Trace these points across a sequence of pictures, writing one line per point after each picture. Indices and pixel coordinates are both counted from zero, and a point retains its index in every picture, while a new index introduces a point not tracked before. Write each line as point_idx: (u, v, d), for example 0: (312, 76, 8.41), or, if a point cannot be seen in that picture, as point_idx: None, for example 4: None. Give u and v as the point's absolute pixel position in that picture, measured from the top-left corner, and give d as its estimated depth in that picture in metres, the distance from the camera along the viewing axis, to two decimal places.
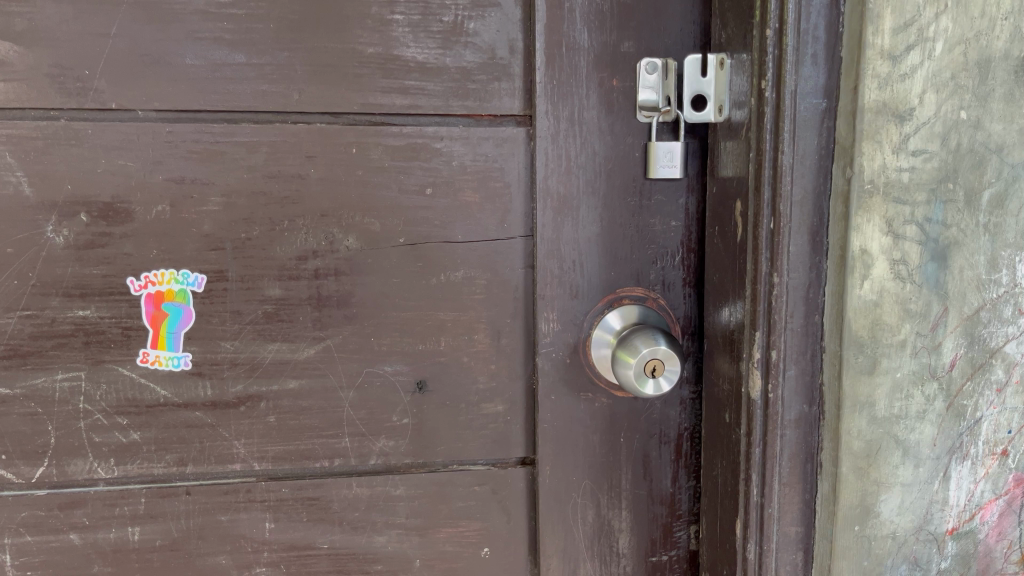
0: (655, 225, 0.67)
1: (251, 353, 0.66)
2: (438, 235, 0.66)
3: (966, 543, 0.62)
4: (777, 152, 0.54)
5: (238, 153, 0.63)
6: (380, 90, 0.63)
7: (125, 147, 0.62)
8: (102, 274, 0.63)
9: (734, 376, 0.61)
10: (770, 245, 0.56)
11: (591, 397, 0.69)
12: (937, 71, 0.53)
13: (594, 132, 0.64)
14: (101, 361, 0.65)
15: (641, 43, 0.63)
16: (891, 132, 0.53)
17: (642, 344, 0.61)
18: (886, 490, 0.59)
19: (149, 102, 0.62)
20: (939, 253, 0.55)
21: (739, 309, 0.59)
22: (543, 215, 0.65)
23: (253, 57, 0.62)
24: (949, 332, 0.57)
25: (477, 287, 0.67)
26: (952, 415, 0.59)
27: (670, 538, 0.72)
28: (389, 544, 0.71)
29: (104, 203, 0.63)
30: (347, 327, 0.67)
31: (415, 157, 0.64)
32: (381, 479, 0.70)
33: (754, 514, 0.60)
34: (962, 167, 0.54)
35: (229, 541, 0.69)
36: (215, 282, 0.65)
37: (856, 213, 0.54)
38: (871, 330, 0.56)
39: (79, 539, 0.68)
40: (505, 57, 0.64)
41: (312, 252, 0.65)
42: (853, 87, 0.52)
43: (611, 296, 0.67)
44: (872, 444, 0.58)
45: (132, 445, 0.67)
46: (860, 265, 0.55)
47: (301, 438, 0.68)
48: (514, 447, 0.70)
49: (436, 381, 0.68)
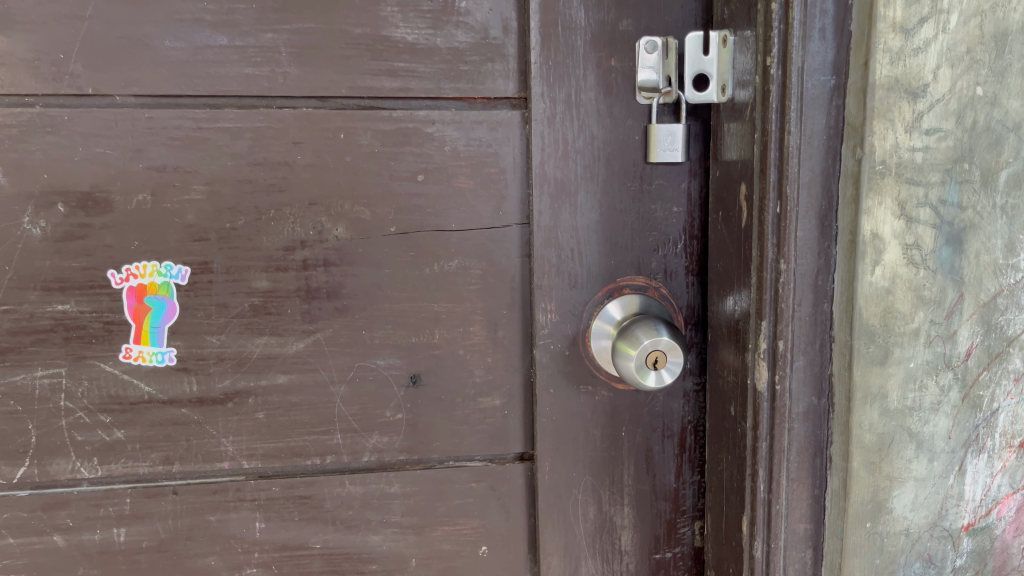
0: (656, 211, 0.64)
1: (239, 348, 0.64)
2: (431, 223, 0.63)
3: (983, 540, 0.60)
4: (784, 133, 0.51)
5: (221, 140, 0.61)
6: (369, 72, 0.61)
7: (103, 134, 0.60)
8: (82, 267, 0.61)
9: (739, 367, 0.59)
10: (776, 230, 0.53)
11: (590, 390, 0.66)
12: (952, 45, 0.50)
13: (592, 114, 0.62)
14: (82, 358, 0.62)
15: (640, 22, 0.60)
16: (904, 110, 0.50)
17: (644, 335, 0.59)
18: (899, 485, 0.57)
19: (128, 87, 0.59)
20: (954, 236, 0.53)
21: (744, 298, 0.57)
22: (540, 201, 0.62)
23: (235, 39, 0.59)
24: (965, 320, 0.54)
25: (472, 278, 0.65)
26: (968, 406, 0.56)
27: (675, 534, 0.70)
28: (384, 543, 0.69)
29: (83, 192, 0.60)
30: (337, 320, 0.64)
31: (407, 142, 0.62)
32: (375, 476, 0.68)
33: (762, 512, 0.58)
34: (978, 147, 0.52)
35: (218, 542, 0.67)
36: (200, 275, 0.62)
37: (867, 195, 0.52)
38: (883, 319, 0.53)
39: (63, 541, 0.66)
40: (498, 37, 0.61)
41: (300, 242, 0.63)
42: (863, 63, 0.50)
43: (611, 285, 0.65)
44: (885, 437, 0.56)
45: (116, 444, 0.64)
46: (871, 250, 0.52)
47: (292, 435, 0.66)
48: (512, 443, 0.68)
49: (431, 375, 0.66)
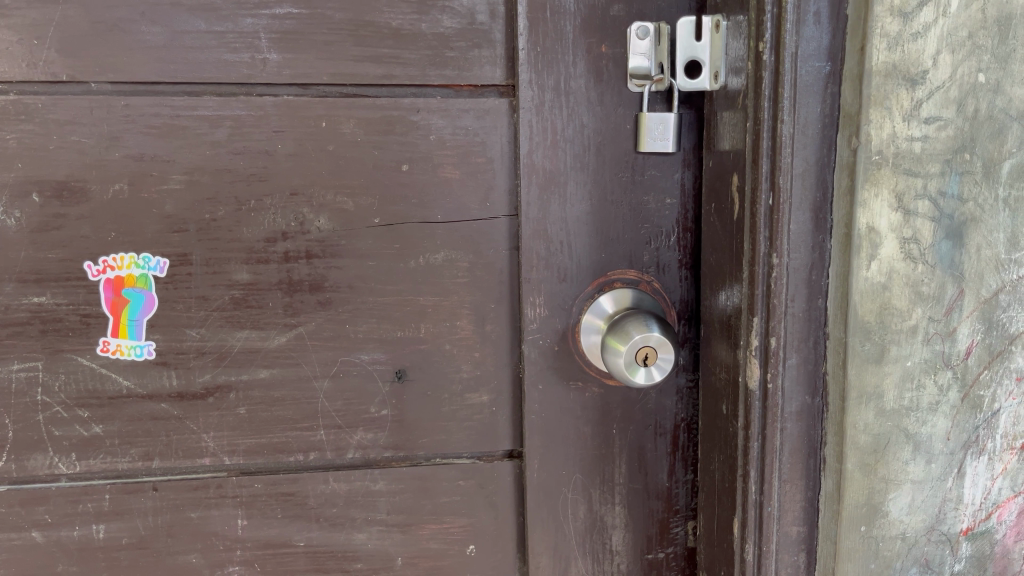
0: (648, 202, 0.62)
1: (219, 342, 0.63)
2: (416, 214, 0.62)
3: (982, 544, 0.58)
4: (777, 121, 0.49)
5: (200, 128, 0.59)
6: (352, 59, 0.59)
7: (78, 122, 0.58)
8: (58, 258, 0.60)
9: (731, 363, 0.57)
10: (769, 223, 0.51)
11: (581, 386, 0.65)
12: (954, 30, 0.48)
13: (583, 102, 0.60)
14: (59, 351, 0.61)
15: (632, 7, 0.58)
16: (902, 98, 0.48)
17: (634, 330, 0.57)
18: (895, 487, 0.55)
19: (104, 74, 0.58)
20: (954, 230, 0.51)
21: (737, 293, 0.55)
22: (528, 192, 0.61)
23: (214, 24, 0.58)
24: (965, 318, 0.52)
25: (459, 271, 0.63)
26: (968, 406, 0.54)
27: (667, 535, 0.68)
28: (370, 541, 0.67)
29: (58, 182, 0.59)
30: (321, 314, 0.63)
31: (391, 130, 0.60)
32: (360, 473, 0.66)
33: (754, 514, 0.56)
34: (980, 136, 0.50)
35: (200, 539, 0.66)
36: (179, 267, 0.61)
37: (863, 186, 0.49)
38: (879, 315, 0.52)
39: (41, 537, 0.65)
40: (485, 22, 0.59)
41: (281, 233, 0.61)
42: (860, 48, 0.48)
43: (602, 279, 0.63)
44: (880, 438, 0.54)
45: (94, 439, 0.63)
46: (867, 244, 0.50)
47: (274, 430, 0.65)
48: (501, 440, 0.66)
49: (416, 370, 0.64)
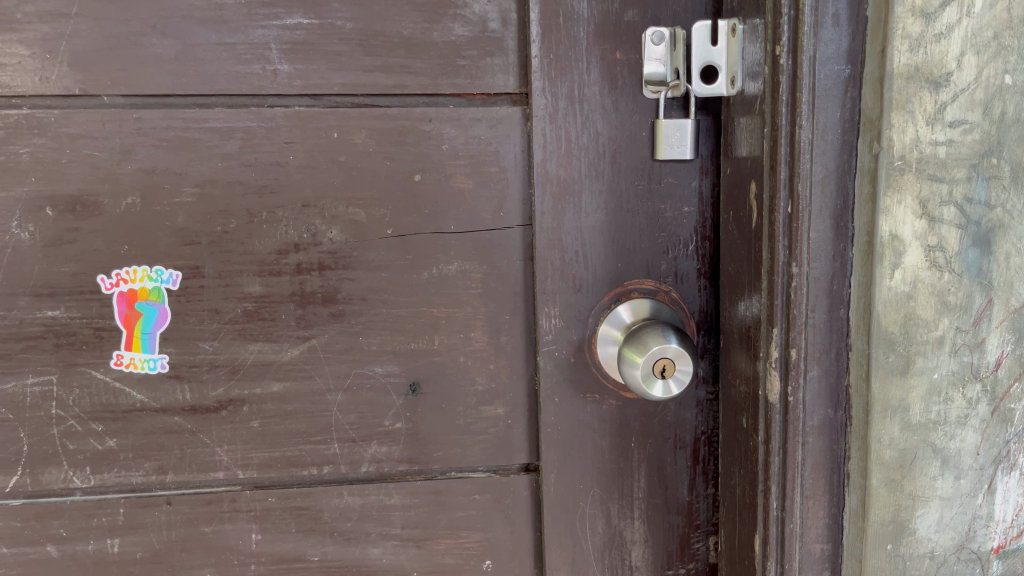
0: (665, 211, 0.61)
1: (232, 355, 0.62)
2: (429, 225, 0.61)
3: (1015, 563, 0.56)
4: (795, 127, 0.48)
5: (211, 140, 0.59)
6: (362, 69, 0.58)
7: (90, 135, 0.58)
8: (71, 272, 0.60)
9: (750, 375, 0.56)
10: (788, 231, 0.50)
11: (598, 399, 0.64)
12: (978, 30, 0.46)
13: (597, 110, 0.59)
14: (73, 365, 0.61)
15: (647, 12, 0.57)
16: (926, 101, 0.47)
17: (652, 341, 0.56)
18: (922, 504, 0.53)
19: (115, 87, 0.57)
20: (981, 237, 0.49)
21: (756, 303, 0.54)
22: (542, 202, 0.60)
23: (224, 36, 0.57)
24: (994, 328, 0.51)
25: (473, 281, 0.62)
26: (998, 420, 0.53)
27: (688, 550, 0.67)
28: (384, 556, 0.67)
29: (71, 196, 0.59)
30: (333, 326, 0.62)
31: (403, 141, 0.59)
32: (374, 487, 0.65)
33: (775, 531, 0.55)
34: (1007, 140, 0.48)
35: (214, 553, 0.66)
36: (192, 279, 0.61)
37: (886, 192, 0.48)
38: (904, 326, 0.50)
39: (56, 551, 0.65)
40: (497, 30, 0.58)
41: (294, 245, 0.61)
42: (881, 51, 0.47)
43: (618, 289, 0.62)
44: (907, 453, 0.52)
45: (108, 453, 0.63)
46: (890, 252, 0.49)
47: (287, 443, 0.64)
48: (516, 453, 0.65)
49: (430, 382, 0.64)
